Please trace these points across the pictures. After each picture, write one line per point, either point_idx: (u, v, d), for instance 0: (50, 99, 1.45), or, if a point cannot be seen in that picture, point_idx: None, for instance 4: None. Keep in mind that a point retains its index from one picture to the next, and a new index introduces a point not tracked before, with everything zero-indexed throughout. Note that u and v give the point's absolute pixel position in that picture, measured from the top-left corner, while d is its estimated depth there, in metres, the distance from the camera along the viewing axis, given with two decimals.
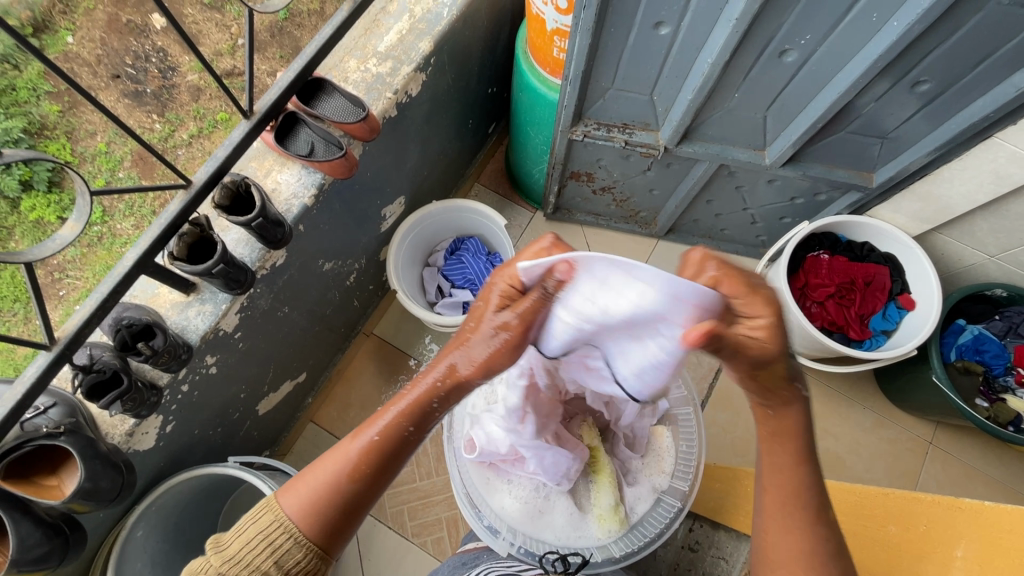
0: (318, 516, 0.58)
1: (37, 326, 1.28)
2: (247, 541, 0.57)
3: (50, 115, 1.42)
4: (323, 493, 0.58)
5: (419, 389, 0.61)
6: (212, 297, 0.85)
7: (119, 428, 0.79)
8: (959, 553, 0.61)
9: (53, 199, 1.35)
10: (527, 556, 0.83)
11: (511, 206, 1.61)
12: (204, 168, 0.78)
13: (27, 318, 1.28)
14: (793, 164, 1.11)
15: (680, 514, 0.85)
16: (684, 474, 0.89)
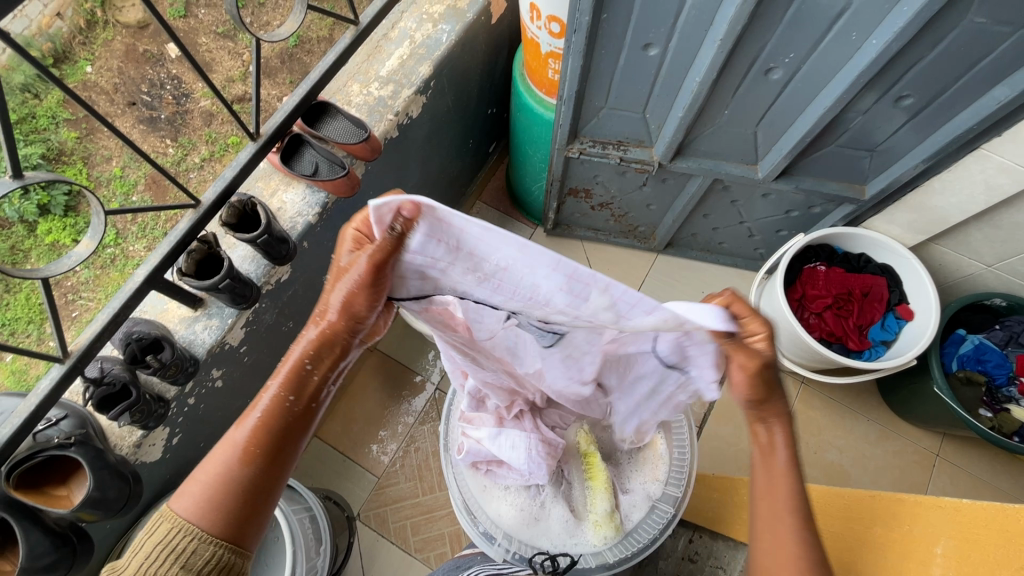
0: (217, 511, 0.48)
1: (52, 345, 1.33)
2: (146, 555, 0.48)
3: (67, 141, 1.48)
4: (217, 491, 0.49)
5: (294, 349, 0.51)
6: (218, 312, 0.88)
7: (127, 439, 0.81)
8: (935, 550, 0.58)
9: (69, 223, 1.40)
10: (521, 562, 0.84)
11: (512, 223, 1.64)
12: (213, 188, 0.82)
13: (41, 338, 1.32)
14: (785, 177, 1.13)
15: (672, 521, 0.86)
16: (678, 481, 0.89)
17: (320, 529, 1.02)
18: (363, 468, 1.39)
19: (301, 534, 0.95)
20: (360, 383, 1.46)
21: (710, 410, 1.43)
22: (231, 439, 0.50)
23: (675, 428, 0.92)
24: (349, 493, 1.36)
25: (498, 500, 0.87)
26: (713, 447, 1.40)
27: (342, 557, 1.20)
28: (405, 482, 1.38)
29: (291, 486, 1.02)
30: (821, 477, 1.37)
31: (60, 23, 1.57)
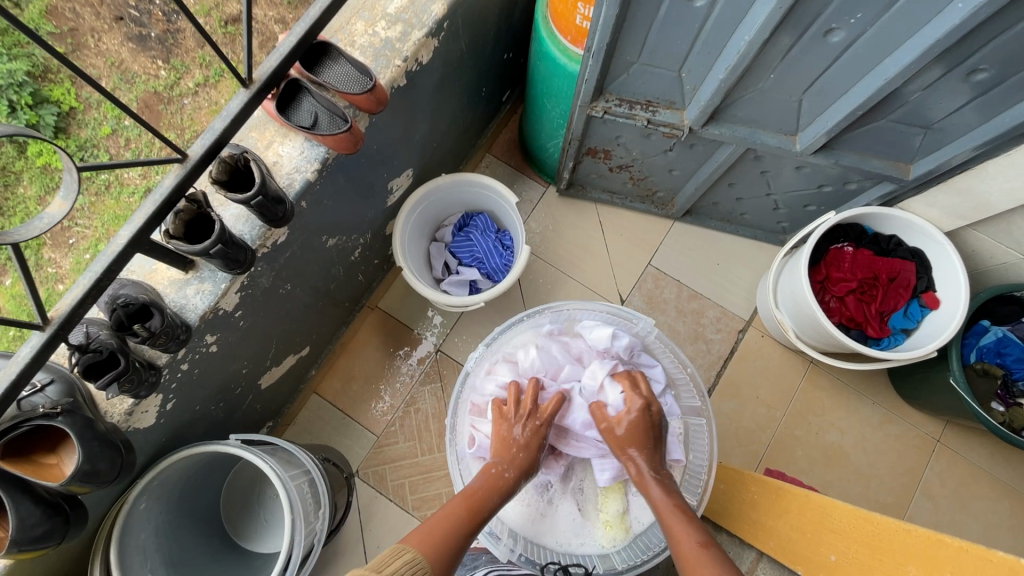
0: (435, 540, 0.71)
1: (51, 273, 1.30)
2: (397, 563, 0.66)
3: (54, 57, 1.36)
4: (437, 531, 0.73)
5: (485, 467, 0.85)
6: (211, 275, 0.82)
7: (117, 407, 0.78)
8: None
9: (60, 146, 1.35)
10: (527, 563, 0.92)
11: (523, 180, 1.55)
12: (201, 140, 0.74)
13: (40, 264, 1.30)
14: (825, 152, 1.04)
15: None
16: (691, 489, 0.96)
17: (320, 493, 1.02)
18: (362, 426, 1.38)
19: (301, 499, 0.95)
20: (360, 341, 1.43)
21: (715, 385, 1.42)
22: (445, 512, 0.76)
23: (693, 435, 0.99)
24: (347, 449, 1.36)
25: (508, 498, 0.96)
26: (715, 422, 1.39)
27: (340, 515, 1.21)
28: (404, 442, 1.38)
29: (289, 450, 1.02)
30: (820, 458, 1.37)
31: None
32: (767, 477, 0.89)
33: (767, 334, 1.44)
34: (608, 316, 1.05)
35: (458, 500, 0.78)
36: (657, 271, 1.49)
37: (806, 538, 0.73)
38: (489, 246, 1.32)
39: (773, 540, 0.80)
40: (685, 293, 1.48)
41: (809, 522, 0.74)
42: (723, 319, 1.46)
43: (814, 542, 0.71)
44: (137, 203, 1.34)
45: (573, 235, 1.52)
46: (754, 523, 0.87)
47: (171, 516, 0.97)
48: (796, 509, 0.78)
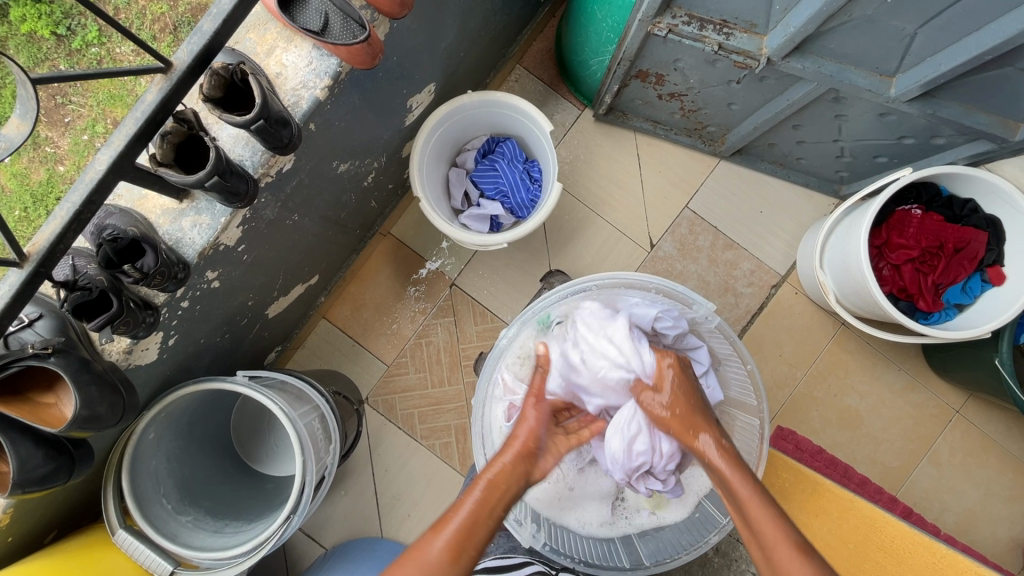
0: None
1: (50, 154, 1.19)
2: None
3: None
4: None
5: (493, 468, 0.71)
6: (208, 207, 0.73)
7: (115, 345, 0.72)
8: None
9: (45, 9, 1.17)
10: (550, 553, 0.87)
11: (556, 98, 1.38)
12: (187, 46, 0.60)
13: (38, 144, 1.18)
14: (922, 100, 0.89)
15: (719, 530, 0.86)
16: None
17: (330, 428, 1.01)
18: (372, 355, 1.35)
19: (312, 437, 0.92)
20: (371, 268, 1.36)
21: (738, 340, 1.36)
22: (427, 546, 0.63)
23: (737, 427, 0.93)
24: (357, 377, 1.34)
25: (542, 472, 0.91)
26: None
27: (350, 441, 1.22)
28: (414, 373, 1.35)
29: (301, 386, 1.00)
30: (833, 419, 1.35)
31: None
32: (804, 470, 0.92)
33: (802, 292, 1.36)
34: (657, 295, 0.92)
35: (432, 532, 0.65)
36: (693, 215, 1.38)
37: (844, 548, 0.78)
38: (516, 179, 1.20)
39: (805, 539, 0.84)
40: (720, 242, 1.37)
41: (852, 532, 0.79)
42: (757, 272, 1.37)
43: (857, 555, 0.76)
44: (135, 83, 1.19)
45: (606, 168, 1.38)
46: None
47: (180, 442, 0.95)
48: (836, 512, 0.83)
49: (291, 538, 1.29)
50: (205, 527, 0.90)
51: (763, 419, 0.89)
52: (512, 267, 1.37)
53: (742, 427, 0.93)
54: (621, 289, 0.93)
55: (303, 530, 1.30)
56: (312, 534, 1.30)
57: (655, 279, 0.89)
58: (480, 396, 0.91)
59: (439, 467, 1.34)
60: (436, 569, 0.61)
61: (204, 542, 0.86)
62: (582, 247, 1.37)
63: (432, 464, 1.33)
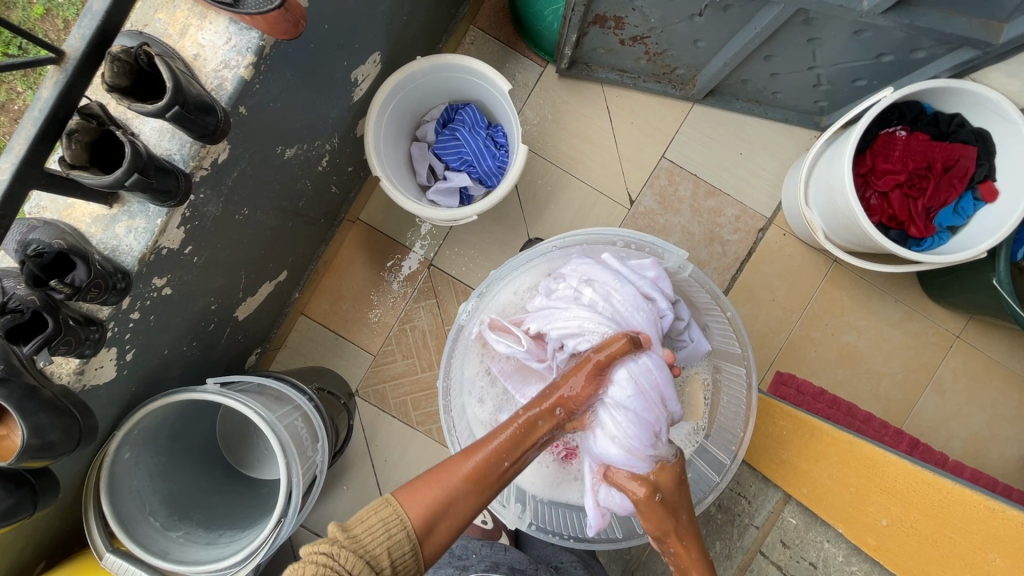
0: (434, 524, 0.59)
1: None
2: (372, 531, 0.56)
3: None
4: (443, 503, 0.60)
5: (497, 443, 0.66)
6: (142, 209, 0.68)
7: (64, 367, 0.68)
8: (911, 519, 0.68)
9: None
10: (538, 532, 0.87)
11: (516, 57, 1.31)
12: (78, 29, 0.54)
13: None
14: (897, 11, 0.83)
15: (715, 490, 0.85)
16: (728, 447, 0.87)
17: (316, 427, 0.97)
18: (358, 346, 1.31)
19: (295, 439, 0.89)
20: (344, 257, 1.31)
21: (730, 289, 1.32)
22: (459, 466, 0.63)
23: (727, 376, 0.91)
24: (344, 370, 1.31)
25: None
26: None
27: (343, 437, 1.19)
28: (402, 360, 1.32)
29: (279, 387, 0.96)
30: (832, 357, 1.32)
31: None
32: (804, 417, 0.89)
33: (789, 233, 1.32)
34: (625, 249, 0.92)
35: (463, 456, 0.65)
36: (671, 164, 1.32)
37: (848, 492, 0.76)
38: (480, 146, 1.14)
39: (809, 488, 0.81)
40: (702, 189, 1.32)
41: (853, 475, 0.76)
42: (742, 217, 1.32)
43: (860, 499, 0.74)
44: None
45: (576, 125, 1.32)
46: (784, 464, 0.87)
47: (163, 457, 0.92)
48: (836, 456, 0.80)
49: (297, 538, 1.28)
50: (198, 540, 0.88)
51: (750, 366, 0.87)
52: (489, 240, 1.32)
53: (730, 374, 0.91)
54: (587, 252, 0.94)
55: (308, 529, 1.29)
56: (318, 531, 1.29)
57: (621, 232, 0.88)
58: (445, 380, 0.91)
59: (438, 450, 1.31)
60: (461, 497, 0.62)
61: (198, 556, 0.84)
62: (560, 211, 1.32)
63: (430, 449, 1.31)
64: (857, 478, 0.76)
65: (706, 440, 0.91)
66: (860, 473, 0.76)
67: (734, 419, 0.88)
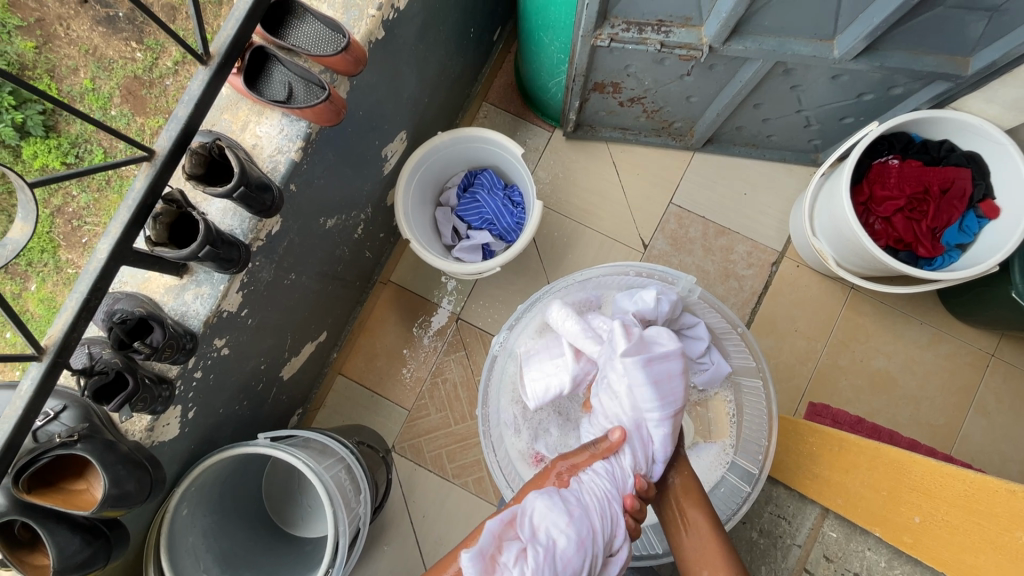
0: None
1: (71, 275, 1.31)
2: None
3: (27, 53, 1.33)
4: None
5: None
6: (207, 277, 0.77)
7: (137, 424, 0.75)
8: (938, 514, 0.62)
9: (54, 144, 1.31)
10: None
11: (526, 126, 1.44)
12: (166, 133, 0.66)
13: (58, 268, 1.30)
14: (868, 55, 0.92)
15: (748, 499, 0.87)
16: (753, 455, 0.92)
17: (358, 478, 1.00)
18: (393, 402, 1.36)
19: (341, 490, 0.93)
20: (377, 318, 1.39)
21: (751, 323, 1.34)
22: None
23: (744, 388, 0.97)
24: (380, 427, 1.35)
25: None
26: None
27: (382, 491, 1.21)
28: (436, 414, 1.36)
29: (322, 440, 1.00)
30: (865, 385, 1.31)
31: None
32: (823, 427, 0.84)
33: (803, 264, 1.35)
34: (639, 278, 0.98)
35: None
36: (679, 209, 1.39)
37: (878, 496, 0.70)
38: (499, 206, 1.24)
39: (842, 497, 0.75)
40: (711, 230, 1.38)
41: (883, 478, 0.71)
42: (754, 253, 1.37)
43: (892, 500, 0.68)
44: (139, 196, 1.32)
45: (586, 181, 1.42)
46: (817, 479, 0.83)
47: (215, 515, 0.96)
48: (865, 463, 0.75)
49: None
50: None
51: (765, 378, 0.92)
52: (513, 292, 1.39)
53: (747, 386, 0.97)
54: (605, 284, 1.01)
55: None
56: None
57: (633, 264, 0.95)
58: (483, 415, 0.94)
59: (475, 503, 1.32)
60: None
61: None
62: (577, 260, 1.39)
63: (468, 502, 1.31)
64: (886, 482, 0.70)
65: (736, 455, 0.95)
66: (890, 475, 0.70)
67: (758, 431, 0.93)
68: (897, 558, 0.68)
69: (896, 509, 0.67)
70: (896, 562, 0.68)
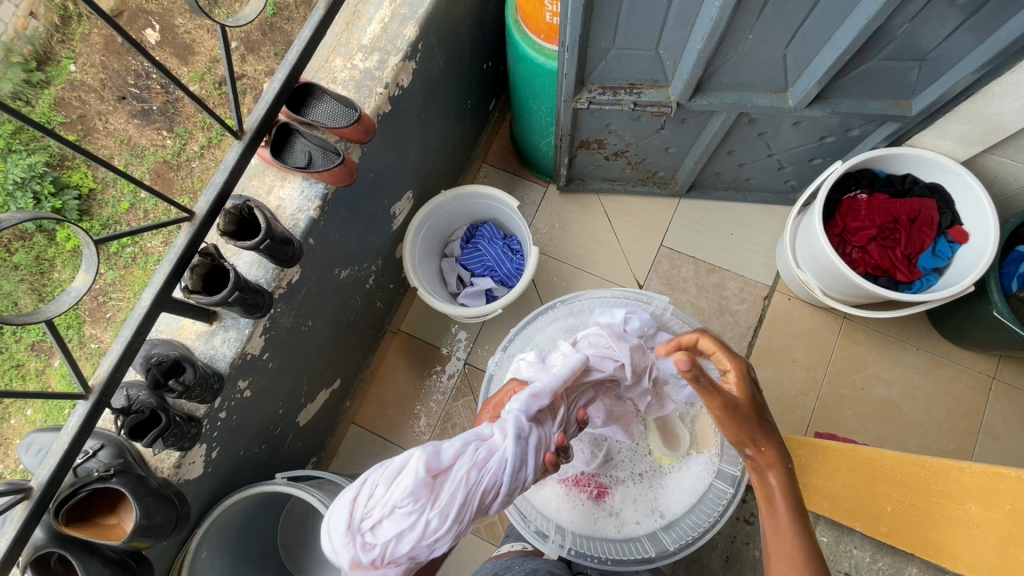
0: None
1: (93, 348, 1.40)
2: None
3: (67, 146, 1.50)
4: None
5: None
6: (234, 323, 0.85)
7: (166, 461, 0.82)
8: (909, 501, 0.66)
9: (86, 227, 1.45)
10: (579, 557, 0.92)
11: (522, 182, 1.56)
12: (204, 197, 0.77)
13: (82, 342, 1.40)
14: (819, 103, 1.03)
15: (733, 500, 0.92)
16: (733, 456, 0.96)
17: None
18: (403, 449, 1.39)
19: None
20: (388, 367, 1.45)
21: (749, 357, 1.38)
22: None
23: None
24: None
25: (564, 494, 0.98)
26: (755, 394, 1.35)
27: None
28: None
29: (336, 481, 1.03)
30: (869, 413, 1.32)
31: (35, 23, 1.55)
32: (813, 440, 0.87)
33: (794, 297, 1.41)
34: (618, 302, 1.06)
35: None
36: (671, 251, 1.48)
37: (858, 493, 0.74)
38: (499, 254, 1.34)
39: (829, 500, 0.77)
40: (703, 269, 1.46)
41: (859, 475, 0.74)
42: (745, 288, 1.43)
43: (869, 493, 0.72)
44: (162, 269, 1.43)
45: (581, 230, 1.52)
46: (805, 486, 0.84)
47: (231, 560, 0.98)
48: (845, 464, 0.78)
49: None
50: None
51: None
52: None
53: None
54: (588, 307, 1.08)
55: None
56: None
57: (610, 290, 1.04)
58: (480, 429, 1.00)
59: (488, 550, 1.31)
60: None
61: None
62: None
63: None
64: (862, 477, 0.74)
65: (721, 461, 0.97)
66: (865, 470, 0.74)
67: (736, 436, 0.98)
68: (881, 551, 0.70)
69: (874, 501, 0.71)
70: (879, 555, 0.70)
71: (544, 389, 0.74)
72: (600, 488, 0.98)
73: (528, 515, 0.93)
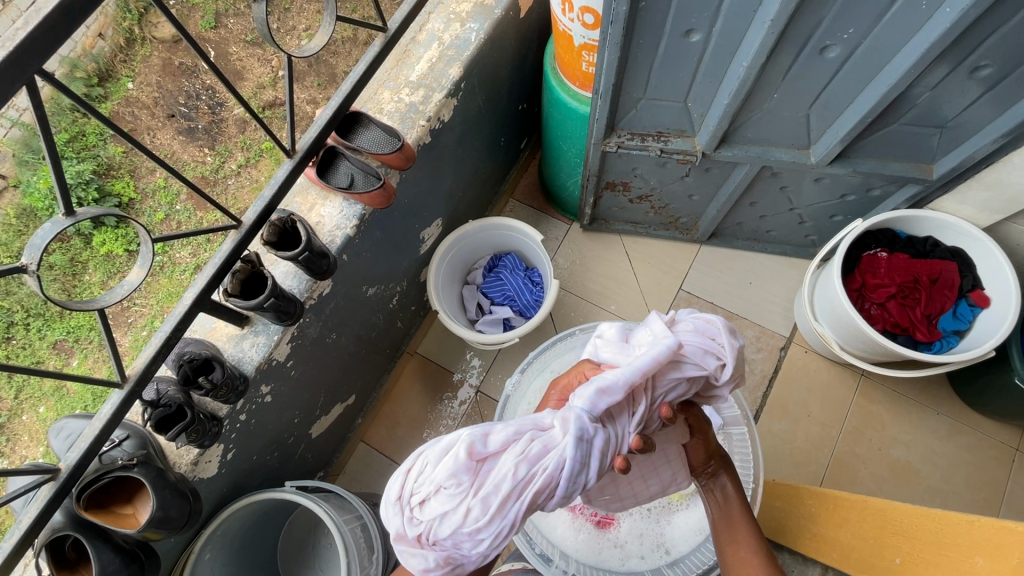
0: None
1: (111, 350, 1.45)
2: None
3: (115, 156, 1.61)
4: None
5: None
6: (264, 328, 0.89)
7: (184, 457, 0.84)
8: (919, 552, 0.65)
9: (121, 233, 1.54)
10: None
11: (547, 219, 1.61)
12: (253, 208, 0.82)
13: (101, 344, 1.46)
14: (841, 161, 1.07)
15: None
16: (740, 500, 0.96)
17: (372, 537, 1.01)
18: None
19: (356, 545, 0.94)
20: (401, 388, 1.47)
21: (763, 408, 1.37)
22: None
23: (736, 439, 1.00)
24: None
25: (570, 522, 0.97)
26: (769, 446, 1.33)
27: None
28: None
29: (341, 496, 1.03)
30: (886, 475, 1.29)
31: (101, 43, 1.69)
32: (825, 491, 0.86)
33: (811, 350, 1.41)
34: None
35: None
36: (689, 295, 1.50)
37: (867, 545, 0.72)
38: (520, 284, 1.37)
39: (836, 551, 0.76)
40: (720, 315, 1.47)
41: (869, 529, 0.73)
42: (762, 338, 1.43)
43: (877, 547, 0.71)
44: (188, 279, 1.49)
45: (602, 267, 1.55)
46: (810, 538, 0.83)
47: (231, 566, 0.99)
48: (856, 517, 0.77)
49: None
50: None
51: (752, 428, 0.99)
52: None
53: (738, 438, 1.00)
54: None
55: None
56: None
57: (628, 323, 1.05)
58: None
59: None
60: None
61: None
62: None
63: None
64: (873, 530, 0.73)
65: None
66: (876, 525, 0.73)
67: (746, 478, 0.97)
68: None
69: (882, 553, 0.70)
70: None
71: (615, 382, 0.64)
72: (605, 518, 0.96)
73: (533, 539, 0.94)
